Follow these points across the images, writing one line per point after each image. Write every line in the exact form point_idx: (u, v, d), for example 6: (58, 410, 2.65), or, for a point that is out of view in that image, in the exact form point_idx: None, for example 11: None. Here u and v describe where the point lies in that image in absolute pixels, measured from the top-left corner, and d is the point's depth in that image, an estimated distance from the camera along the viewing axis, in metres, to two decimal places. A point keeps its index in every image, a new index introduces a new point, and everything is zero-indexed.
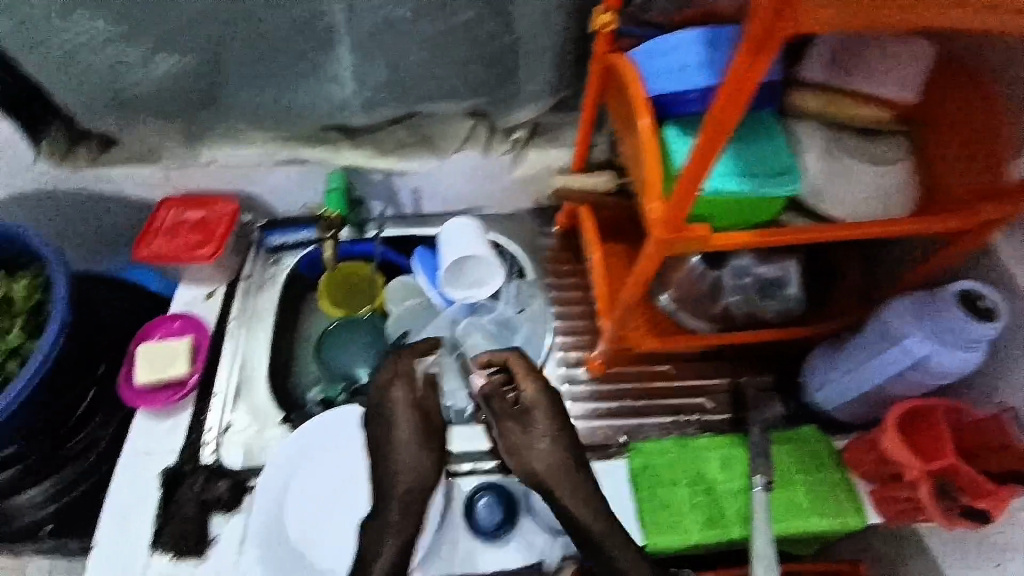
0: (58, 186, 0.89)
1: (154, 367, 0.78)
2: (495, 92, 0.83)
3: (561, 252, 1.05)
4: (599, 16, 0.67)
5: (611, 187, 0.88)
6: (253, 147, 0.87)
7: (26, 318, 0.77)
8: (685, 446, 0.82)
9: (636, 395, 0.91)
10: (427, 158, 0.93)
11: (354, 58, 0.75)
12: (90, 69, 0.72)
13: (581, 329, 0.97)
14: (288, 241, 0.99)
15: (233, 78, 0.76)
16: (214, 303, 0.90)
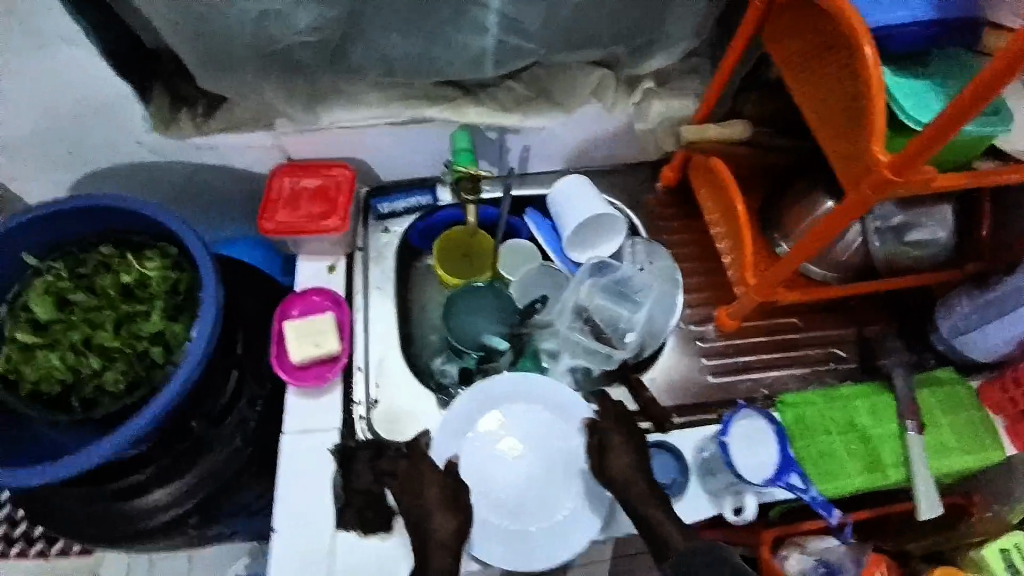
0: (162, 156, 0.85)
1: (303, 345, 0.76)
2: (637, 39, 0.78)
3: (668, 207, 1.02)
4: None
5: (747, 135, 0.86)
6: (376, 109, 0.83)
7: (164, 301, 0.73)
8: (831, 395, 0.84)
9: (770, 349, 0.90)
10: (554, 116, 0.87)
11: (503, 5, 0.69)
12: (233, 23, 0.66)
13: (702, 284, 0.95)
14: (400, 208, 0.93)
15: (374, 32, 0.71)
16: (339, 276, 0.88)
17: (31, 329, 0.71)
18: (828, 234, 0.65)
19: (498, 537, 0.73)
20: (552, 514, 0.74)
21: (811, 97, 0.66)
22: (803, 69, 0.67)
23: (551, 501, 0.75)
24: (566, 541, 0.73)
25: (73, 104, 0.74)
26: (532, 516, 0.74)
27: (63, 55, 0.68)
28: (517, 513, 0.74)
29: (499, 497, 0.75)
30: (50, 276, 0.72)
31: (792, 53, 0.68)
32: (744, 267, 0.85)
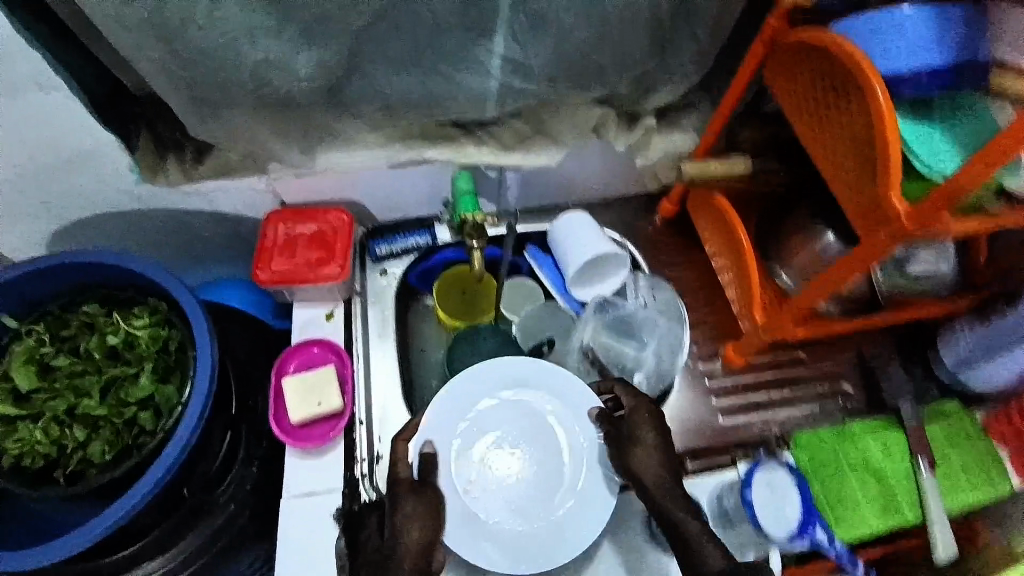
0: (147, 202, 0.80)
1: (303, 401, 0.73)
2: (643, 79, 0.77)
3: (667, 238, 1.01)
4: None
5: (747, 171, 0.84)
6: (374, 148, 0.80)
7: (153, 362, 0.69)
8: (845, 434, 0.83)
9: (779, 386, 0.89)
10: (554, 153, 0.85)
11: (509, 46, 0.66)
12: (228, 74, 0.62)
13: (706, 320, 0.94)
14: (398, 249, 0.91)
15: (373, 74, 0.67)
16: (337, 324, 0.84)
17: (11, 401, 0.66)
18: (840, 278, 0.66)
19: (489, 532, 0.72)
20: (548, 510, 0.73)
21: (820, 141, 0.66)
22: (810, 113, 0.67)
23: (548, 498, 0.74)
24: (560, 538, 0.72)
25: (53, 152, 0.70)
26: (527, 513, 0.73)
27: (41, 102, 0.64)
28: (510, 507, 0.73)
29: (494, 492, 0.74)
30: (31, 339, 0.67)
31: (797, 96, 0.68)
32: (751, 304, 0.83)
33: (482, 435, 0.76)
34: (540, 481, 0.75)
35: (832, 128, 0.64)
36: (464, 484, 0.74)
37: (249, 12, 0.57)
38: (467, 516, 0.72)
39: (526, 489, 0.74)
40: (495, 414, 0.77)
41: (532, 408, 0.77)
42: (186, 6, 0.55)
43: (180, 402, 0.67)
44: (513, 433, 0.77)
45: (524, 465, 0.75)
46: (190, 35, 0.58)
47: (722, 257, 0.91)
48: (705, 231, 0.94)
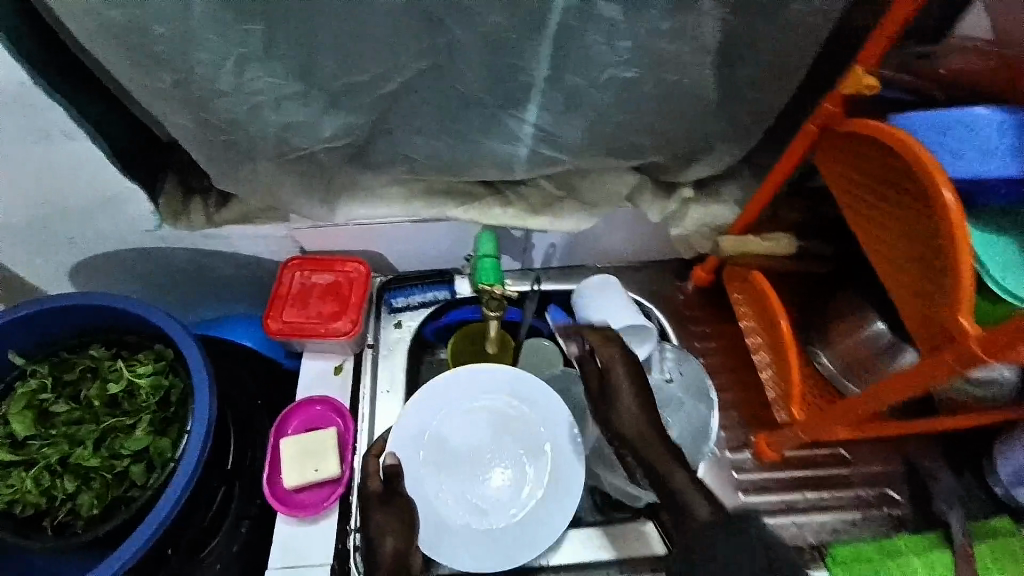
0: (167, 242, 0.80)
1: (301, 466, 0.71)
2: (683, 151, 0.72)
3: (699, 309, 0.95)
4: (863, 79, 0.57)
5: (791, 251, 0.79)
6: (395, 207, 0.78)
7: (151, 414, 0.67)
8: (885, 549, 0.75)
9: (814, 486, 0.82)
10: (582, 218, 0.81)
11: (541, 117, 0.63)
12: (254, 135, 0.62)
13: (736, 404, 0.87)
14: (416, 301, 0.87)
15: (398, 136, 0.66)
16: (345, 378, 0.81)
17: (6, 447, 0.64)
18: (903, 389, 0.59)
19: (455, 529, 0.73)
20: (516, 515, 0.74)
21: (882, 242, 0.60)
22: (872, 210, 0.61)
23: (517, 504, 0.75)
24: (522, 542, 0.73)
25: (77, 193, 0.70)
26: (495, 515, 0.74)
27: (67, 148, 0.64)
28: (479, 508, 0.74)
29: (466, 492, 0.75)
30: (35, 380, 0.67)
31: (855, 189, 0.62)
32: (790, 396, 0.76)
33: (465, 436, 0.77)
34: (515, 488, 0.76)
35: (896, 228, 0.58)
36: (438, 481, 0.75)
37: (277, 80, 0.57)
38: (436, 510, 0.73)
39: (497, 493, 0.75)
40: (481, 418, 0.78)
41: (517, 416, 0.79)
42: (212, 74, 0.55)
43: (171, 456, 0.64)
44: (496, 437, 0.78)
45: (500, 470, 0.76)
46: (217, 104, 0.58)
47: (760, 338, 0.84)
48: (741, 308, 0.87)
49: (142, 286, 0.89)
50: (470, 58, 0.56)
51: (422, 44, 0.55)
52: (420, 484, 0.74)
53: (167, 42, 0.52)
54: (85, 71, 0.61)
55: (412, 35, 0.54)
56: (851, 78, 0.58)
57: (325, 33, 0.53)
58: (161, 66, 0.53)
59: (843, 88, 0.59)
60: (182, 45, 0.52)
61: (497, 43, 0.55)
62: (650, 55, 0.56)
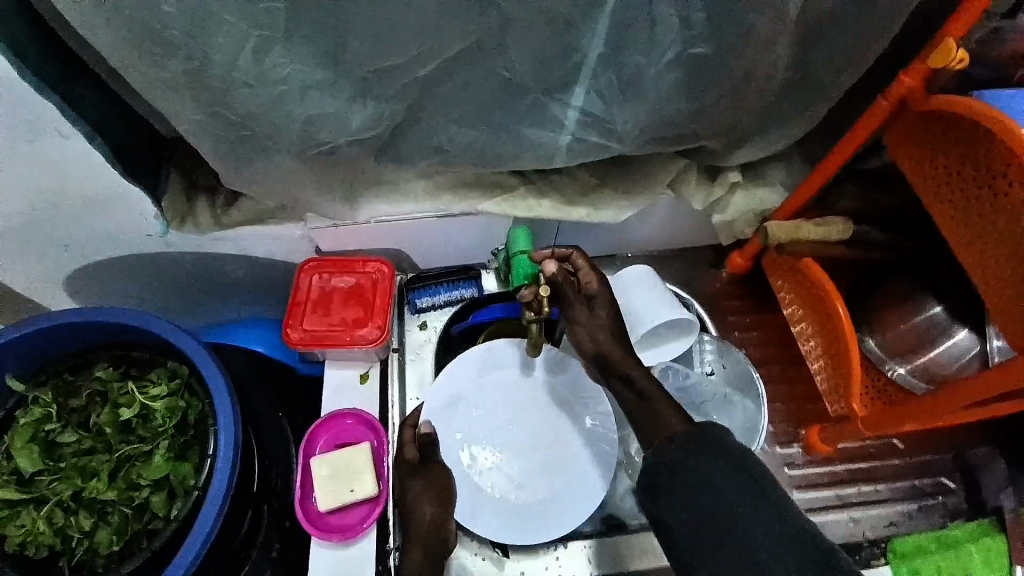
0: (170, 246, 0.73)
1: (334, 487, 0.66)
2: (733, 132, 0.67)
3: (737, 297, 0.90)
4: (955, 52, 0.54)
5: (846, 236, 0.73)
6: (423, 201, 0.72)
7: (169, 439, 0.61)
8: (944, 541, 0.74)
9: (869, 479, 0.79)
10: (621, 208, 0.75)
11: (590, 100, 0.58)
12: (273, 129, 0.55)
13: (781, 396, 0.84)
14: (440, 301, 0.80)
15: (430, 126, 0.60)
16: (373, 387, 0.75)
17: (13, 484, 0.59)
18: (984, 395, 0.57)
19: (486, 502, 0.70)
20: (549, 490, 0.70)
21: (965, 225, 0.59)
22: (955, 192, 0.59)
23: (552, 478, 0.71)
24: (556, 516, 0.69)
25: (71, 197, 0.63)
26: (528, 490, 0.70)
27: (58, 146, 0.57)
28: (510, 480, 0.71)
29: (498, 465, 0.71)
30: (38, 408, 0.61)
31: (940, 169, 0.60)
32: (848, 392, 0.72)
33: (496, 409, 0.74)
34: (549, 461, 0.72)
35: (987, 211, 0.57)
36: (469, 455, 0.71)
37: (303, 66, 0.51)
38: (466, 483, 0.70)
39: (530, 468, 0.71)
40: (513, 389, 0.75)
41: (550, 387, 0.75)
42: (230, 60, 0.49)
43: (195, 485, 0.59)
44: (528, 409, 0.74)
45: (533, 443, 0.73)
46: (234, 97, 0.52)
47: (809, 326, 0.80)
48: (785, 295, 0.83)
49: (142, 293, 0.83)
50: (517, 36, 0.51)
51: (466, 23, 0.49)
52: (451, 456, 0.71)
53: (184, 24, 0.46)
54: (77, 60, 0.54)
55: (458, 13, 0.48)
56: (940, 52, 0.54)
57: (359, 13, 0.47)
58: (173, 52, 0.48)
59: (931, 62, 0.56)
60: (199, 27, 0.46)
61: (550, 19, 0.50)
62: (719, 24, 0.52)
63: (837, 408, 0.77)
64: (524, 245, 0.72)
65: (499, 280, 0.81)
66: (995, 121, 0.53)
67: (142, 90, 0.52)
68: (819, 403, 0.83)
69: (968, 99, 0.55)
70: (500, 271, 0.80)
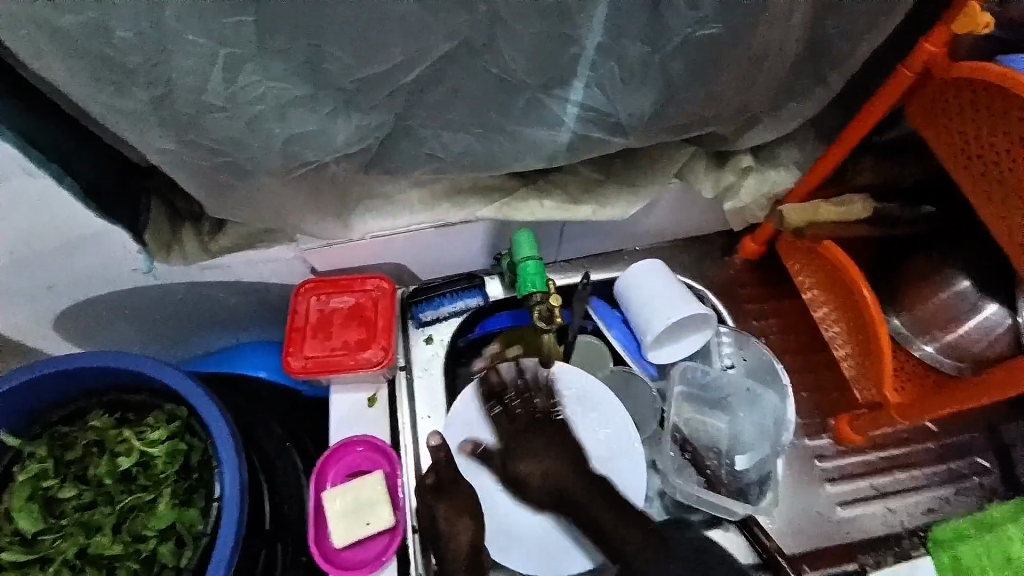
0: (157, 279, 0.69)
1: (350, 521, 0.63)
2: (743, 116, 0.63)
3: (752, 284, 0.87)
4: (980, 17, 0.50)
5: (865, 214, 0.71)
6: (419, 211, 0.69)
7: (173, 484, 0.58)
8: (983, 524, 0.70)
9: (904, 467, 0.76)
10: (628, 202, 0.71)
11: (591, 95, 0.54)
12: (255, 153, 0.52)
13: (806, 386, 0.81)
14: (445, 313, 0.77)
15: (422, 134, 0.56)
16: (382, 410, 0.72)
17: (18, 545, 0.56)
18: (1020, 391, 0.55)
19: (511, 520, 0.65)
20: None
21: (1000, 201, 0.55)
22: (987, 166, 0.56)
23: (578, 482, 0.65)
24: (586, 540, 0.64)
25: (44, 237, 0.59)
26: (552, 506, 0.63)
27: (22, 187, 0.53)
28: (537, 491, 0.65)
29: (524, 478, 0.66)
30: (34, 464, 0.58)
31: (966, 142, 0.57)
32: (880, 378, 0.69)
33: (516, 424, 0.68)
34: None
35: (1023, 183, 0.53)
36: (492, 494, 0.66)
37: (279, 83, 0.47)
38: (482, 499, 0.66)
39: None
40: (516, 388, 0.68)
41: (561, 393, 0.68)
42: (198, 82, 0.45)
43: (203, 530, 0.56)
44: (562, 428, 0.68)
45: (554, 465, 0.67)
46: (207, 123, 0.48)
47: (832, 312, 0.77)
48: (805, 279, 0.79)
49: (135, 328, 0.79)
50: (508, 33, 0.47)
51: (451, 21, 0.45)
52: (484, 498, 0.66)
53: (145, 47, 0.42)
54: (36, 92, 0.50)
55: (442, 12, 0.44)
56: (962, 18, 0.51)
57: (335, 20, 0.43)
58: (133, 80, 0.44)
59: (954, 27, 0.52)
60: (161, 50, 0.42)
61: (545, 12, 0.46)
62: (728, 2, 0.48)
63: (867, 395, 0.74)
64: (529, 256, 0.68)
65: (505, 286, 0.78)
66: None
67: (106, 122, 0.48)
68: (845, 389, 0.80)
69: (998, 66, 0.51)
70: (505, 277, 0.76)
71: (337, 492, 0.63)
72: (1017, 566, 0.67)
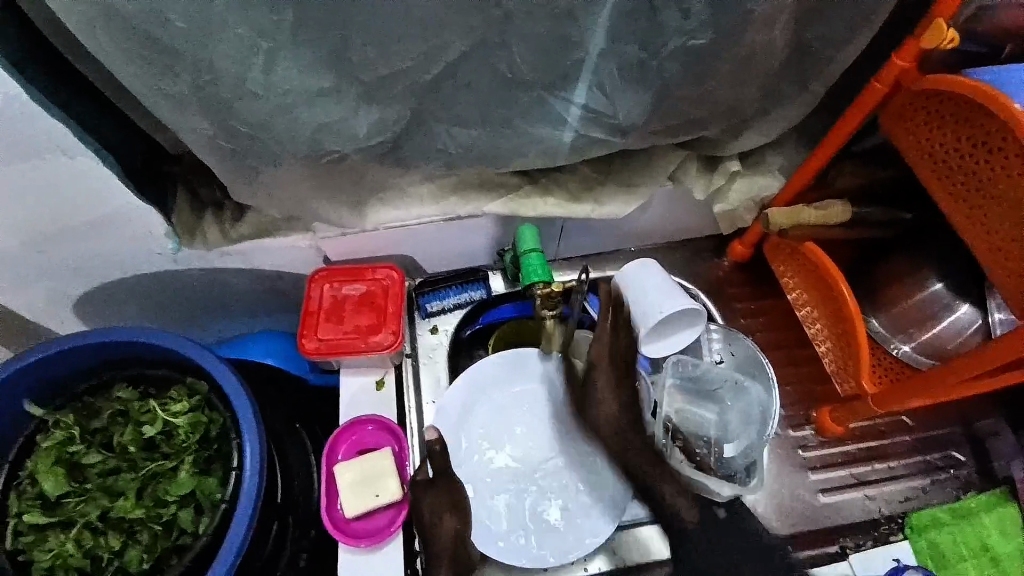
0: (179, 263, 0.73)
1: (359, 491, 0.66)
2: (732, 120, 0.69)
3: (739, 285, 0.92)
4: (945, 32, 0.56)
5: (845, 217, 0.75)
6: (430, 205, 0.73)
7: (194, 454, 0.61)
8: (958, 512, 0.77)
9: (882, 457, 0.80)
10: (625, 201, 0.76)
11: (593, 96, 0.60)
12: (284, 139, 0.56)
13: (791, 382, 0.85)
14: (450, 304, 0.81)
15: (437, 128, 0.61)
16: (389, 392, 0.75)
17: (39, 508, 0.59)
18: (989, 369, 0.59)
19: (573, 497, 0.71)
20: None
21: (969, 201, 0.60)
22: (955, 168, 0.61)
23: (599, 430, 0.72)
24: None
25: (80, 218, 0.63)
26: None
27: (66, 167, 0.57)
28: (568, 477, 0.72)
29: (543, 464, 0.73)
30: (60, 431, 0.61)
31: (933, 149, 0.62)
32: (859, 370, 0.74)
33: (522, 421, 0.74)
34: None
35: (990, 184, 0.58)
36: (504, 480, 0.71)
37: (312, 77, 0.52)
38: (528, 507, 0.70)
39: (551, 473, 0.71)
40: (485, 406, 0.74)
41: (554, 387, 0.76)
42: (240, 73, 0.50)
43: (222, 497, 0.59)
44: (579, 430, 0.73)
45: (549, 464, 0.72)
46: (245, 108, 0.53)
47: (815, 310, 0.81)
48: (789, 279, 0.84)
49: (154, 314, 0.83)
50: (520, 36, 0.52)
51: (469, 24, 0.50)
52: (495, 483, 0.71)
53: (196, 40, 0.47)
54: (85, 80, 0.55)
55: (461, 14, 0.49)
56: (930, 33, 0.57)
57: (365, 18, 0.48)
58: (183, 67, 0.48)
59: (922, 41, 0.58)
60: (212, 44, 0.47)
61: (551, 17, 0.51)
62: (718, 12, 0.53)
63: (847, 387, 0.78)
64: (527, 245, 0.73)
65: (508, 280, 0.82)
66: (984, 93, 0.55)
67: (152, 106, 0.52)
68: (827, 383, 0.85)
69: (959, 77, 0.57)
70: (508, 271, 0.80)
71: (345, 470, 0.66)
72: (993, 554, 0.75)
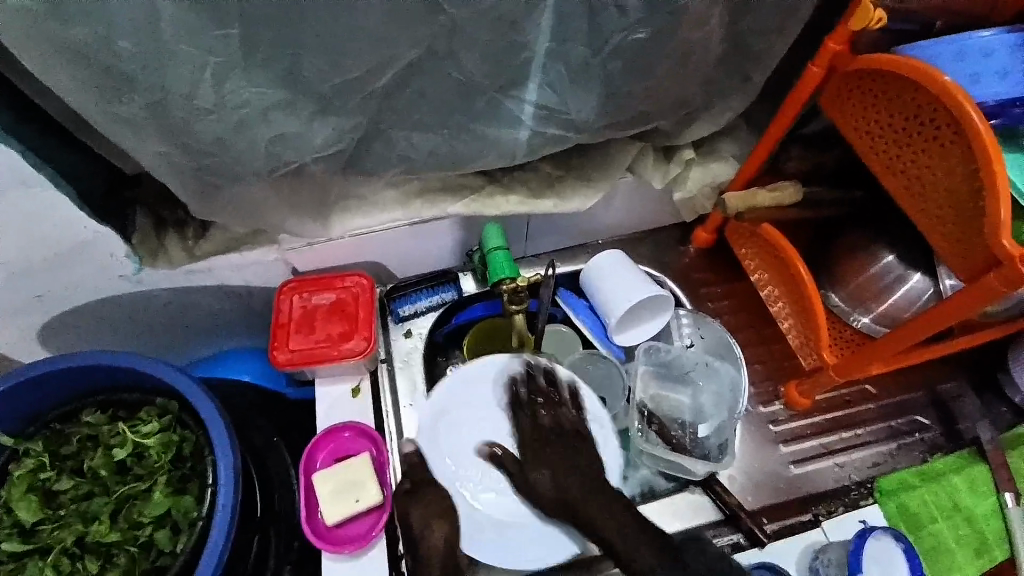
0: (144, 285, 0.73)
1: (340, 499, 0.66)
2: (683, 112, 0.71)
3: (705, 270, 0.94)
4: (871, 13, 0.59)
5: (798, 197, 0.77)
6: (394, 210, 0.74)
7: (167, 474, 0.61)
8: (927, 475, 0.79)
9: (849, 426, 0.83)
10: (586, 195, 0.78)
11: (544, 94, 0.61)
12: (240, 154, 0.56)
13: (760, 360, 0.87)
14: (423, 307, 0.81)
15: (394, 135, 0.62)
16: (366, 399, 0.75)
17: (15, 537, 0.58)
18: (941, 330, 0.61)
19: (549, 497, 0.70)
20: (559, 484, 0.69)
21: (906, 173, 0.63)
22: (889, 143, 0.64)
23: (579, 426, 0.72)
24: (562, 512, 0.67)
25: (36, 246, 0.62)
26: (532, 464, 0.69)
27: (18, 195, 0.56)
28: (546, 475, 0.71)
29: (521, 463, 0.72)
30: (30, 459, 0.60)
31: (867, 125, 0.65)
32: (820, 343, 0.76)
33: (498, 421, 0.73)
34: None
35: (921, 157, 0.61)
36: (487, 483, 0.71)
37: (263, 91, 0.52)
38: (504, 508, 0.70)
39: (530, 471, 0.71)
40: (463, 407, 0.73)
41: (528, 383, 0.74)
42: (189, 90, 0.50)
43: (198, 515, 0.58)
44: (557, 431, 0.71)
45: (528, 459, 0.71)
46: (197, 126, 0.53)
47: (777, 290, 0.84)
48: (751, 261, 0.86)
49: (122, 338, 0.82)
50: (467, 41, 0.53)
51: (414, 32, 0.51)
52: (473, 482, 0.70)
53: (142, 61, 0.47)
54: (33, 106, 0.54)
55: (407, 22, 0.50)
56: (858, 15, 0.60)
57: (311, 31, 0.49)
58: (131, 88, 0.48)
59: (853, 23, 0.61)
60: (158, 66, 0.48)
61: (496, 21, 0.52)
62: (656, 8, 0.55)
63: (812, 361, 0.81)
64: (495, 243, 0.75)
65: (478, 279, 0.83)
66: (910, 69, 0.58)
67: (103, 129, 0.52)
68: (794, 359, 0.87)
69: (885, 55, 0.60)
70: (477, 271, 0.81)
71: (325, 478, 0.67)
72: (964, 512, 0.77)
